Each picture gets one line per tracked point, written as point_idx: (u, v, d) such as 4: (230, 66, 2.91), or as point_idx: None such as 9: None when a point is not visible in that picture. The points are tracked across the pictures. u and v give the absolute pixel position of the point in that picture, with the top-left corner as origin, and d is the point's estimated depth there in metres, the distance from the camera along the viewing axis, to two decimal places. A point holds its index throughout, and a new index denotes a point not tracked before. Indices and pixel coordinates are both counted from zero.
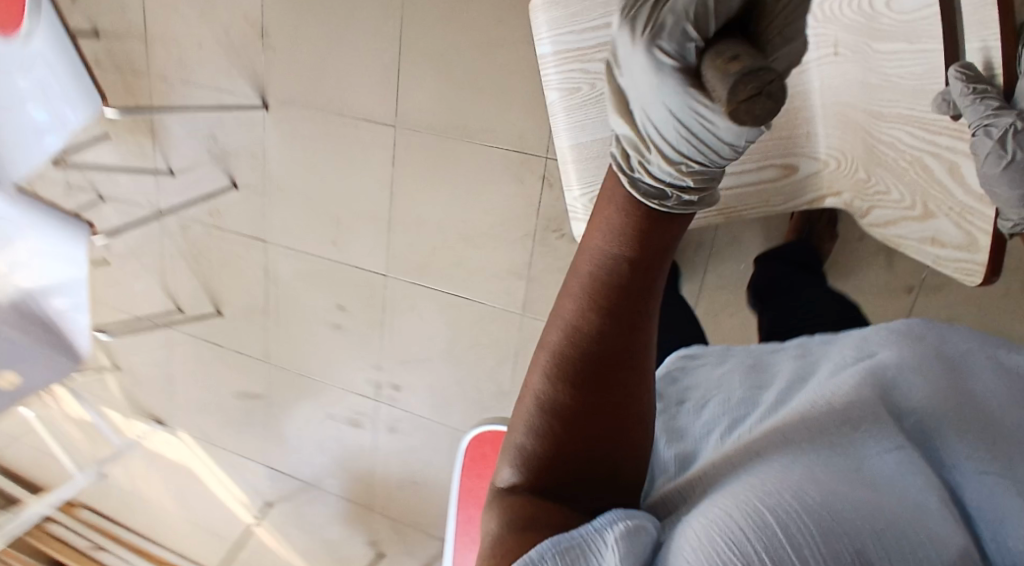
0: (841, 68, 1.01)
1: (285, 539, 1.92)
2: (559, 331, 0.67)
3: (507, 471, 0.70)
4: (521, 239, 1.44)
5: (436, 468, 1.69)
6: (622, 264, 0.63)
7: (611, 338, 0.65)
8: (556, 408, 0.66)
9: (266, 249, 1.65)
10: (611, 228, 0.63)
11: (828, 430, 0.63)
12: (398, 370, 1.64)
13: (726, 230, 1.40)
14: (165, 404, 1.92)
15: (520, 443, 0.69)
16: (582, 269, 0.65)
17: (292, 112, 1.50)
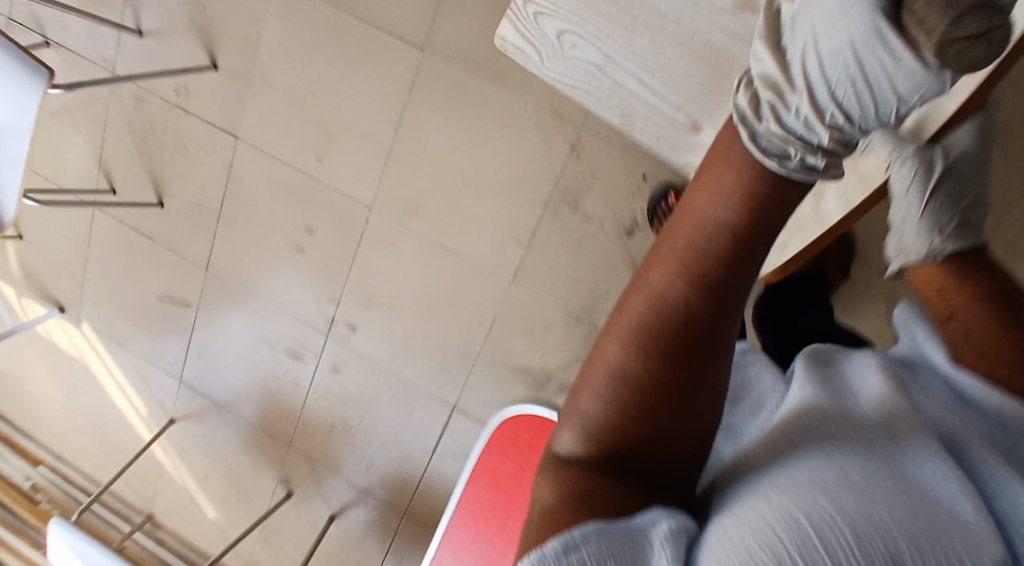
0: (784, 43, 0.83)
1: (206, 485, 1.75)
2: (648, 297, 0.57)
3: (566, 440, 0.60)
4: (531, 204, 1.34)
5: (387, 428, 1.57)
6: (726, 236, 0.55)
7: (697, 310, 0.55)
8: (636, 378, 0.57)
9: (236, 146, 1.45)
10: (732, 195, 0.54)
11: (870, 423, 0.57)
12: (358, 310, 1.50)
13: None
14: (71, 289, 1.68)
15: (584, 409, 0.59)
16: (684, 237, 0.56)
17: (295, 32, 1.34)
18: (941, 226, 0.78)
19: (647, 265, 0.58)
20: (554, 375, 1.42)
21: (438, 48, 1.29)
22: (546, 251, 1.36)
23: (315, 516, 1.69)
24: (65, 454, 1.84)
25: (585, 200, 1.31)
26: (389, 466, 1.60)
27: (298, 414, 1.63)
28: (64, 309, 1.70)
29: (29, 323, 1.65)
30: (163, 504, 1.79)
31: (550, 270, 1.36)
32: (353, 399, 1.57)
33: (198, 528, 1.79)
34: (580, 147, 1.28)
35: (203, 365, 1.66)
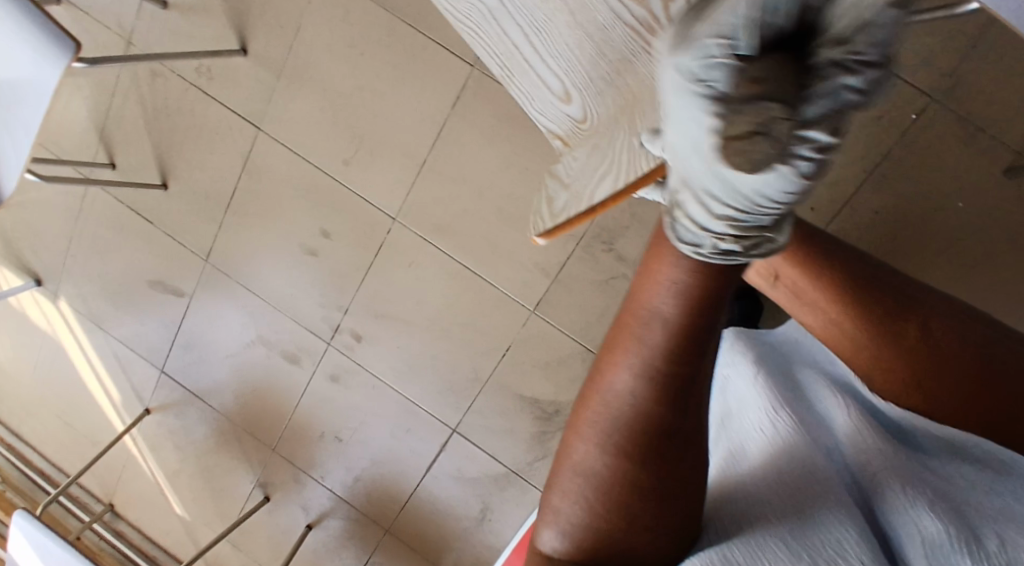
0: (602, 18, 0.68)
1: (177, 475, 1.66)
2: (614, 398, 0.51)
3: (549, 535, 0.55)
4: (565, 238, 1.31)
5: (376, 437, 1.52)
6: (679, 340, 0.48)
7: (661, 409, 0.50)
8: (615, 478, 0.51)
9: (256, 137, 1.37)
10: (680, 288, 0.47)
11: (792, 492, 0.56)
12: (367, 321, 1.44)
13: None
14: (51, 262, 1.56)
15: (561, 511, 0.54)
16: (641, 334, 0.49)
17: (340, 29, 1.29)
18: None
19: (602, 359, 0.53)
20: (564, 410, 1.39)
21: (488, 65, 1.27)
22: (573, 285, 1.33)
23: (290, 520, 1.61)
24: (23, 433, 1.71)
25: (620, 239, 1.29)
26: (377, 482, 1.55)
27: (286, 418, 1.55)
28: (41, 282, 1.58)
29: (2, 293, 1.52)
30: (129, 487, 1.69)
31: (575, 305, 1.33)
32: (349, 411, 1.51)
33: (162, 524, 1.69)
34: None
35: (188, 357, 1.56)
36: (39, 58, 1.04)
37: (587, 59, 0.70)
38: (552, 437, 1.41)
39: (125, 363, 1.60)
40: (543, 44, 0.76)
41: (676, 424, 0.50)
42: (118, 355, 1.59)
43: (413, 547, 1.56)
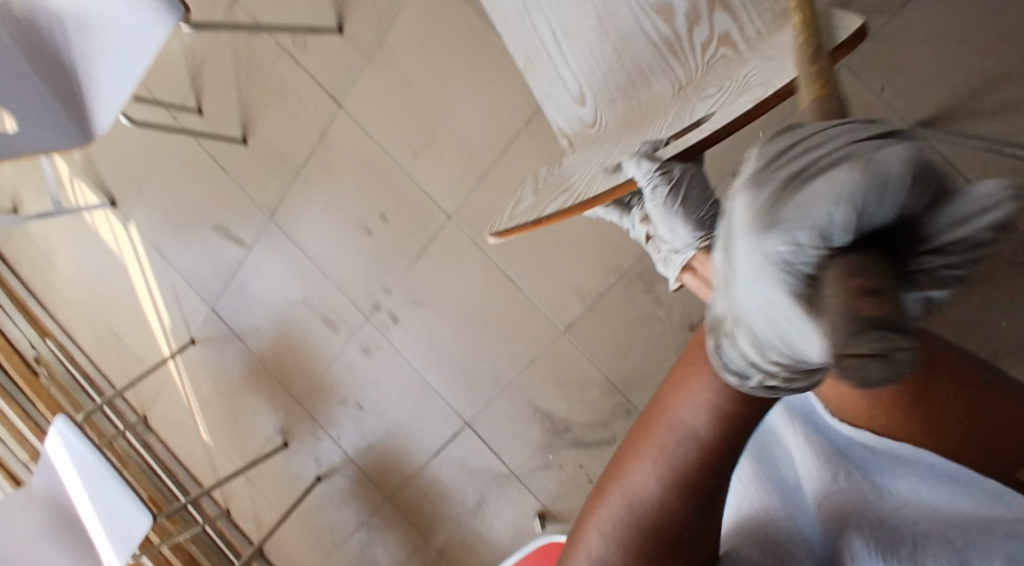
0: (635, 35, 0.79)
1: (206, 404, 1.77)
2: (620, 497, 0.50)
3: None
4: (607, 270, 1.35)
5: (393, 413, 1.59)
6: (704, 451, 0.48)
7: (675, 517, 0.48)
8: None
9: (335, 114, 1.43)
10: (712, 405, 0.48)
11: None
12: (405, 305, 1.51)
13: None
14: (129, 187, 1.66)
15: None
16: (665, 441, 0.49)
17: (431, 26, 1.31)
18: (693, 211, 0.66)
19: (623, 452, 0.52)
20: (573, 429, 1.44)
21: None
22: (606, 316, 1.36)
23: (302, 469, 1.71)
24: (75, 335, 1.84)
25: (660, 283, 1.31)
26: (386, 453, 1.63)
27: (315, 375, 1.64)
28: (115, 204, 1.68)
29: (80, 208, 1.63)
30: (162, 404, 1.82)
31: (603, 334, 1.37)
32: (373, 383, 1.59)
33: (186, 444, 1.81)
34: None
35: (236, 301, 1.65)
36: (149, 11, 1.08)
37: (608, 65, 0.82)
38: (557, 451, 1.46)
39: (178, 294, 1.70)
40: (568, 46, 0.83)
41: (685, 528, 0.48)
42: (174, 285, 1.69)
43: (406, 521, 1.64)
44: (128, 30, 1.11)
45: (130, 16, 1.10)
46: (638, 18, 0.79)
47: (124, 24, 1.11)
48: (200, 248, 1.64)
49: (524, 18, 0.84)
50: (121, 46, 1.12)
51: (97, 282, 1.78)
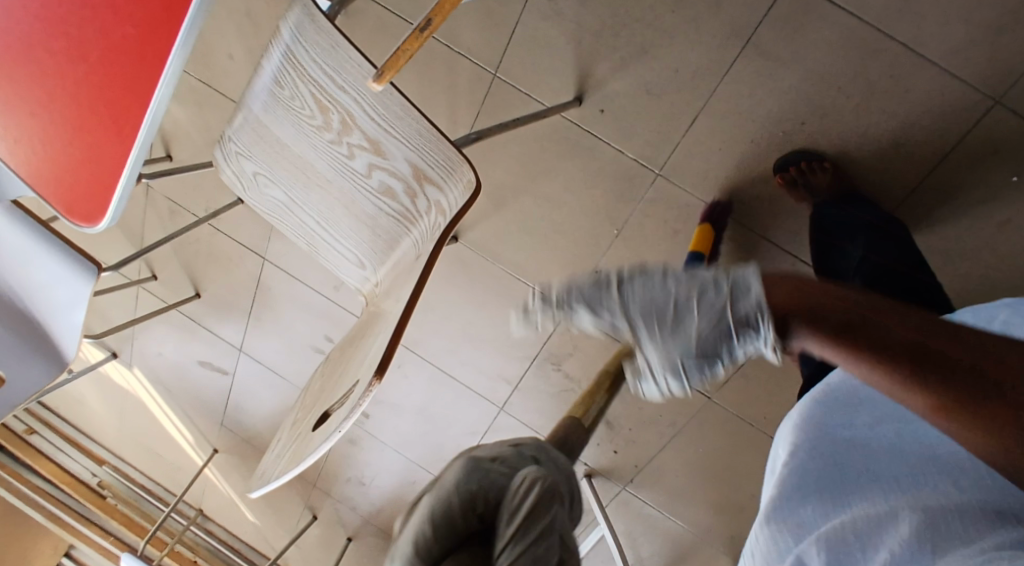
0: (329, 144, 1.00)
1: (238, 496, 2.07)
2: None
3: None
4: (521, 357, 1.54)
5: (386, 482, 1.87)
6: None
7: None
8: None
9: (263, 264, 1.64)
10: None
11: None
12: (370, 403, 1.74)
13: (787, 392, 1.38)
14: (121, 343, 1.91)
15: None
16: None
17: None
18: None
19: None
20: None
21: None
22: (531, 391, 1.57)
23: (333, 536, 2.02)
24: (124, 457, 2.17)
25: (566, 362, 1.50)
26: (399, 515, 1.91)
27: (318, 464, 1.92)
28: (116, 355, 1.94)
29: (88, 371, 1.90)
30: (206, 499, 2.13)
31: (535, 405, 1.58)
32: (365, 464, 1.86)
33: (239, 526, 2.14)
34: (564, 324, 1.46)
35: (238, 417, 1.93)
36: (63, 261, 1.29)
37: (364, 239, 1.07)
38: None
39: (186, 416, 1.99)
40: (329, 227, 1.09)
41: None
42: (185, 411, 1.98)
43: None
44: (46, 277, 1.31)
45: (45, 268, 1.30)
46: (354, 178, 1.02)
47: (42, 275, 1.30)
48: (191, 380, 1.91)
49: (286, 212, 1.11)
50: (49, 293, 1.32)
51: (121, 415, 2.08)
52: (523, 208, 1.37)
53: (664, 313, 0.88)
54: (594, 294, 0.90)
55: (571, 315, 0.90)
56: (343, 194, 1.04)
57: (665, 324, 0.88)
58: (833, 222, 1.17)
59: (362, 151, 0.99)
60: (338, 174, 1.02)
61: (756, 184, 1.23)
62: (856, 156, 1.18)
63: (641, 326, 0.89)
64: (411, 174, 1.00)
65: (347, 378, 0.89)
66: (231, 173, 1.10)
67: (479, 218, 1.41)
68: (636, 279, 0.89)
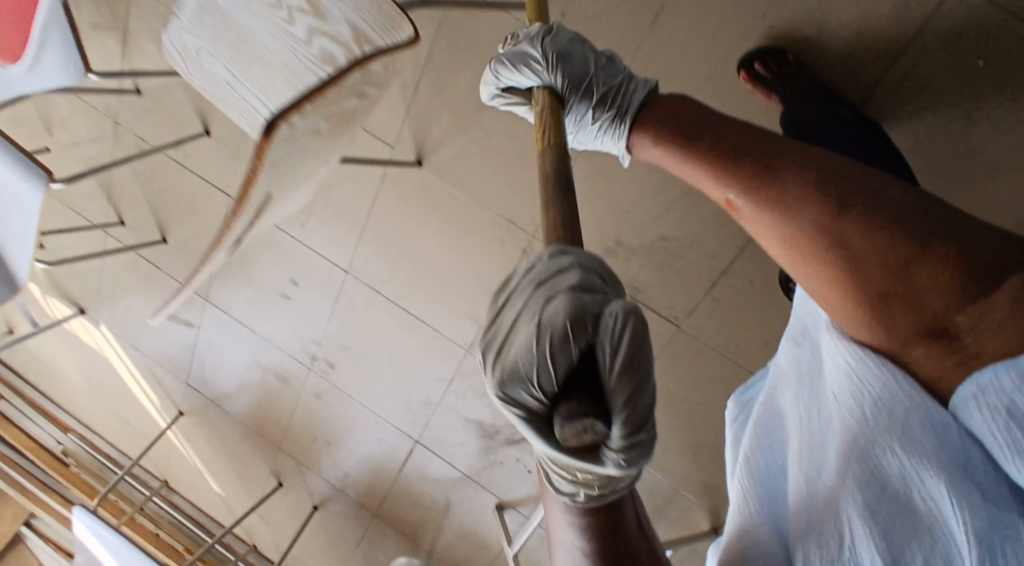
0: (267, 8, 0.97)
1: (204, 463, 2.02)
2: None
3: None
4: (486, 292, 1.48)
5: (353, 441, 1.80)
6: None
7: None
8: None
9: (228, 202, 1.60)
10: None
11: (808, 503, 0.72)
12: (336, 352, 1.69)
13: (759, 316, 1.32)
14: (90, 298, 1.88)
15: None
16: None
17: None
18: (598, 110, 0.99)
19: None
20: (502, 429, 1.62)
21: (403, 147, 1.40)
22: None
23: (301, 501, 1.95)
24: (91, 425, 2.11)
25: None
26: (368, 479, 1.85)
27: (284, 424, 1.86)
28: (84, 311, 1.90)
29: (54, 325, 1.86)
30: (173, 468, 2.07)
31: None
32: (333, 422, 1.80)
33: (205, 496, 2.08)
34: (529, 251, 1.41)
35: (204, 375, 1.87)
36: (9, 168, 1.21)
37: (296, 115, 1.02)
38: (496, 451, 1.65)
39: (152, 377, 1.93)
40: (263, 107, 1.05)
41: None
42: (152, 372, 1.92)
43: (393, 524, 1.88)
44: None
45: None
46: (292, 46, 0.98)
47: None
48: (156, 335, 1.86)
49: (230, 92, 1.07)
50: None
51: (88, 377, 2.03)
52: (485, 125, 1.34)
53: (590, 88, 0.97)
54: (529, 62, 0.92)
55: (534, 70, 0.92)
56: (279, 65, 0.99)
57: (588, 95, 0.97)
58: (800, 121, 1.09)
59: (300, 14, 0.96)
60: (278, 46, 0.99)
61: (721, 84, 1.19)
62: (820, 42, 1.15)
63: (568, 93, 0.95)
64: (351, 37, 0.96)
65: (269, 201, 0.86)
66: (175, 53, 1.08)
67: (441, 139, 1.37)
68: (575, 44, 0.95)
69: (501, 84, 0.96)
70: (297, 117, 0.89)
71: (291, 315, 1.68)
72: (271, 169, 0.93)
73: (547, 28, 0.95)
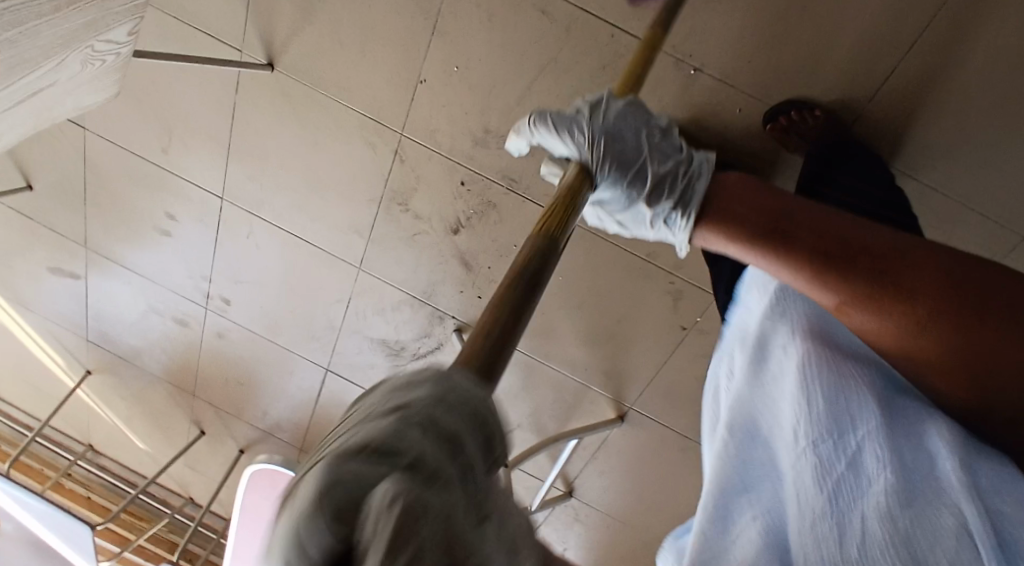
0: None
1: (125, 420, 1.96)
2: None
3: None
4: (366, 202, 1.41)
5: (266, 377, 1.74)
6: None
7: None
8: None
9: (84, 138, 1.49)
10: None
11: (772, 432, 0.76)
12: (229, 287, 1.62)
13: None
14: None
15: None
16: None
17: None
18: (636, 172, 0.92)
19: None
20: (407, 346, 1.57)
21: (252, 54, 1.30)
22: (384, 242, 1.45)
23: (228, 446, 1.91)
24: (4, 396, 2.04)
25: (412, 199, 1.38)
26: (288, 414, 1.79)
27: (194, 369, 1.80)
28: None
29: None
30: (95, 430, 2.02)
31: (391, 258, 1.46)
32: (241, 361, 1.74)
33: (134, 454, 2.03)
34: (402, 153, 1.34)
35: (101, 328, 1.79)
36: None
37: None
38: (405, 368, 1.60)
39: (53, 337, 1.85)
40: None
41: None
42: (52, 332, 1.84)
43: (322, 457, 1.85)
44: None
45: None
46: None
47: None
48: (45, 290, 1.77)
49: None
50: None
51: None
52: (332, 18, 1.24)
53: (643, 174, 0.93)
54: (572, 124, 0.88)
55: (575, 138, 0.87)
56: None
57: (639, 181, 0.92)
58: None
59: None
60: None
61: None
62: None
63: (607, 169, 0.89)
64: None
65: (33, 81, 0.78)
66: None
67: (290, 40, 1.27)
68: (626, 123, 0.91)
69: (535, 139, 0.91)
70: (114, 23, 0.85)
71: (177, 251, 1.60)
72: (88, 75, 0.91)
73: (599, 109, 0.90)
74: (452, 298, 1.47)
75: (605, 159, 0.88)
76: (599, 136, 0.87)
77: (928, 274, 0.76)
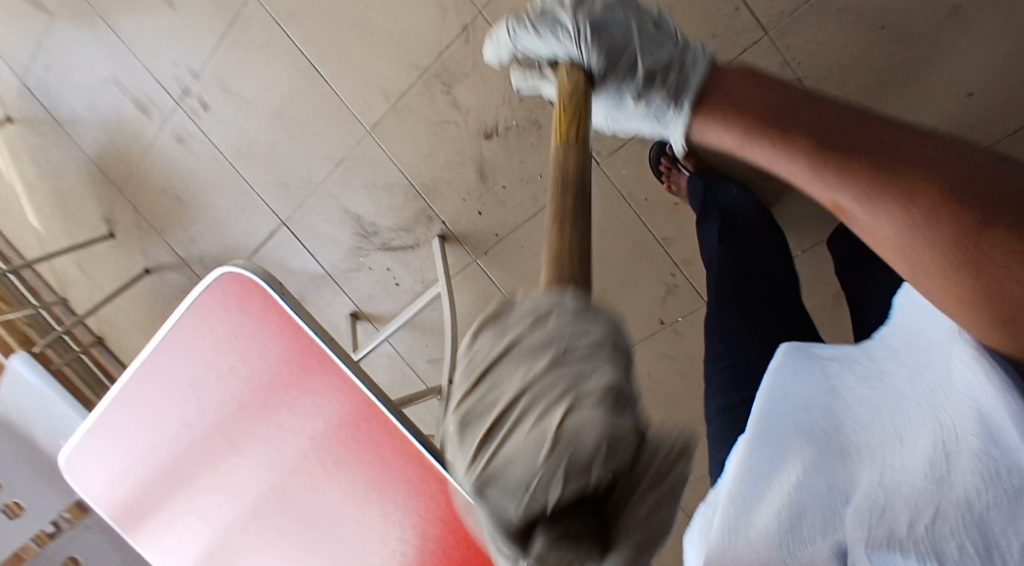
0: None
1: (27, 187, 1.72)
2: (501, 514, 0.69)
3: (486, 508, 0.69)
4: (408, 67, 1.28)
5: (210, 205, 1.57)
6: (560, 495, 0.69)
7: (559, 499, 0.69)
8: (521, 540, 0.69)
9: None
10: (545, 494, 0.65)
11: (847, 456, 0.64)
12: (214, 93, 1.44)
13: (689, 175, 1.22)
14: None
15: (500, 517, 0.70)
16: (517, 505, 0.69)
17: None
18: (626, 68, 0.90)
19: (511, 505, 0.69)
20: (380, 233, 1.45)
21: None
22: (407, 116, 1.33)
23: (131, 262, 1.71)
24: None
25: (458, 85, 1.27)
26: (214, 252, 1.62)
27: (132, 165, 1.59)
28: None
29: None
30: None
31: (407, 136, 1.34)
32: (190, 176, 1.55)
33: (21, 228, 1.79)
34: (471, 32, 1.22)
35: (44, 78, 1.55)
36: None
37: None
38: (367, 254, 1.48)
39: None
40: None
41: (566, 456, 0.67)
42: None
43: None
44: None
45: None
46: None
47: None
48: None
49: None
50: None
51: None
52: None
53: (631, 61, 0.90)
54: (553, 20, 0.89)
55: (559, 36, 0.88)
56: None
57: (632, 73, 0.90)
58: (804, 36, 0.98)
59: None
60: None
61: None
62: None
63: (593, 63, 0.88)
64: None
65: None
66: None
67: None
68: (613, 12, 0.90)
69: (513, 44, 0.93)
70: None
71: (173, 30, 1.40)
72: None
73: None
74: (450, 204, 1.37)
75: (592, 51, 0.88)
76: (589, 31, 0.88)
77: (915, 167, 0.61)
